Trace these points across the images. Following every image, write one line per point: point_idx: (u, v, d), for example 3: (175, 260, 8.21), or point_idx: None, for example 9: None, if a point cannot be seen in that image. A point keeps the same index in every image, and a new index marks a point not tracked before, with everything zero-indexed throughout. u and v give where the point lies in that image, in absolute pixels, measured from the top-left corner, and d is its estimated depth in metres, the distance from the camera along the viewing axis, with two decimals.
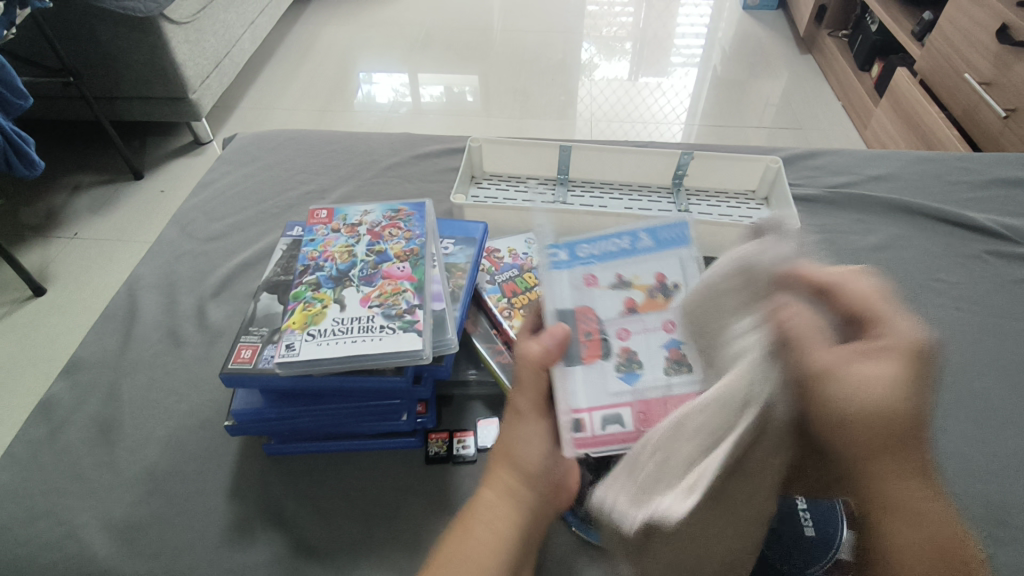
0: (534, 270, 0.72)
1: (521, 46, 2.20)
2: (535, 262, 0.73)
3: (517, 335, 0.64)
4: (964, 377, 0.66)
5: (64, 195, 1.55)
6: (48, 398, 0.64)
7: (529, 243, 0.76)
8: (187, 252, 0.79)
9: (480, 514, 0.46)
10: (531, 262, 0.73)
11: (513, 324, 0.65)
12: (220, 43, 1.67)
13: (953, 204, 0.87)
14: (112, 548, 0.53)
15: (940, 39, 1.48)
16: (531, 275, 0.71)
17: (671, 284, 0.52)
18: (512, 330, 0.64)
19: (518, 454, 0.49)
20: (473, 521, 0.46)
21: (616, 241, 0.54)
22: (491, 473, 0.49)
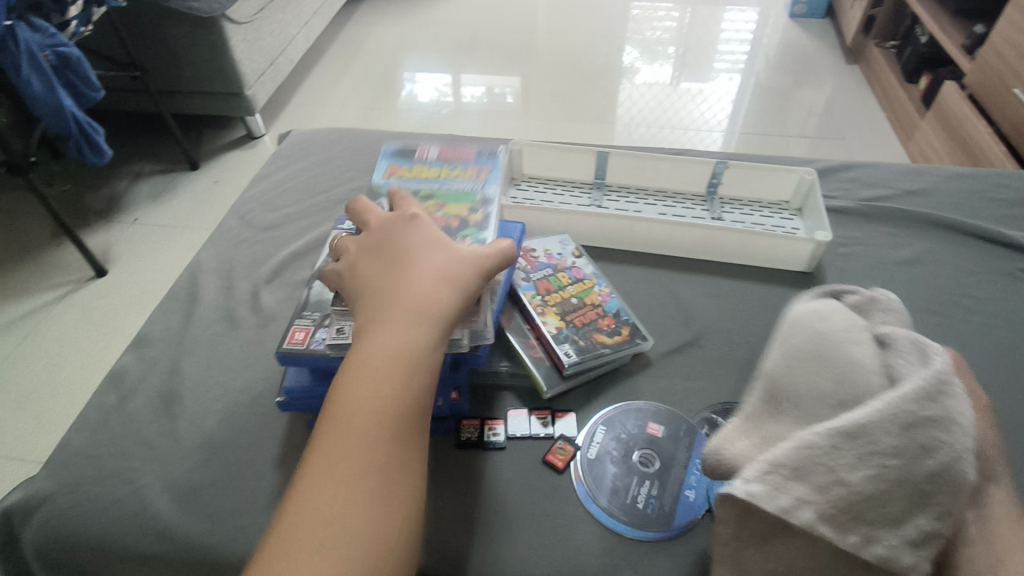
0: (568, 270, 0.76)
1: (564, 50, 2.23)
2: (569, 262, 0.77)
3: (549, 331, 0.67)
4: (990, 393, 0.67)
5: (126, 182, 1.64)
6: (118, 369, 0.70)
7: (564, 244, 0.79)
8: (244, 240, 0.84)
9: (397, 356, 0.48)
10: (565, 263, 0.76)
11: (546, 321, 0.68)
12: (275, 41, 1.75)
13: (990, 221, 0.87)
14: (172, 506, 0.58)
15: (991, 53, 1.46)
16: (564, 275, 0.75)
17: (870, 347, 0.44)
18: (545, 326, 0.68)
19: (436, 305, 0.49)
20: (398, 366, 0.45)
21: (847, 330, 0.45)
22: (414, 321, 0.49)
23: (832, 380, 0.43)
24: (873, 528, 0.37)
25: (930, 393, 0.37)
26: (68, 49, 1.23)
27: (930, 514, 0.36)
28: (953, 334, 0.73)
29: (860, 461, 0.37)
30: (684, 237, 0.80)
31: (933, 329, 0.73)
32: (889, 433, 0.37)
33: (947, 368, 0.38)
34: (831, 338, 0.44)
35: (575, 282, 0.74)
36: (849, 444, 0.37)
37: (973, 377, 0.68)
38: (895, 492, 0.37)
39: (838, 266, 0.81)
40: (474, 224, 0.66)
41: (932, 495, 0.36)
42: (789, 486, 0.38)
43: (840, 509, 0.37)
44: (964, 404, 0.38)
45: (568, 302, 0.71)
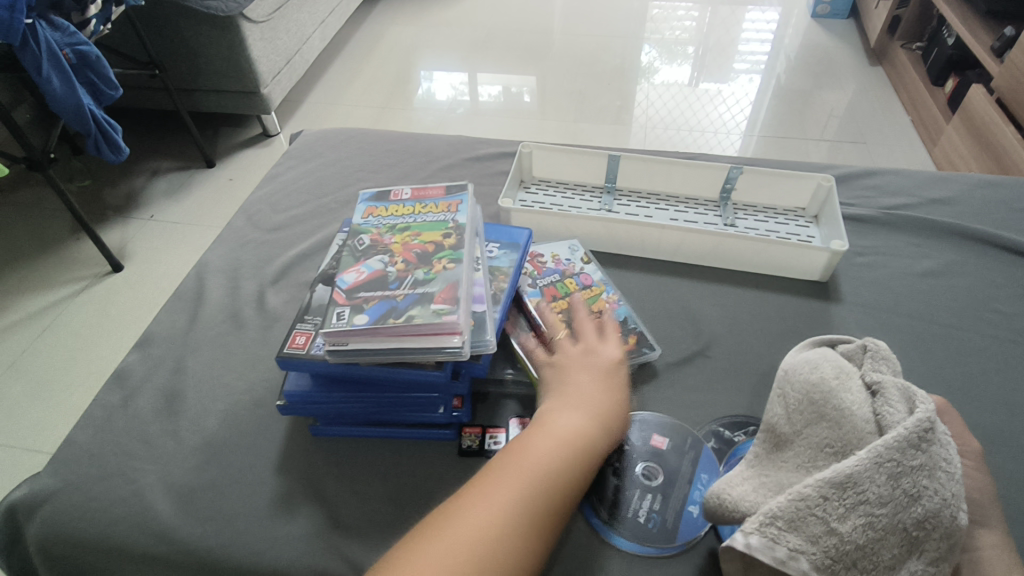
0: (575, 276, 0.74)
1: (581, 50, 2.21)
2: (577, 268, 0.76)
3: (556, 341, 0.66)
4: (1012, 413, 0.64)
5: (143, 179, 1.66)
6: (123, 368, 0.70)
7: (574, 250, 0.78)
8: (251, 240, 0.84)
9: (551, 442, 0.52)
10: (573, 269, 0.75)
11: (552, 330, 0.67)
12: (292, 40, 1.75)
13: (1017, 232, 0.84)
14: (171, 508, 0.58)
15: (1021, 56, 1.41)
16: (572, 281, 0.73)
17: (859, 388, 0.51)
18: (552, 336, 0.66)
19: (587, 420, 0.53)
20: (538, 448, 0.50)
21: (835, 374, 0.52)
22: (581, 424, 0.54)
23: (829, 429, 0.49)
24: (870, 575, 0.42)
25: (913, 444, 0.44)
26: (87, 47, 1.24)
27: (924, 560, 0.43)
28: (974, 349, 0.70)
29: (857, 512, 0.43)
30: (696, 244, 0.78)
31: (954, 345, 0.71)
32: (876, 483, 0.43)
33: (932, 418, 0.45)
34: (824, 388, 0.51)
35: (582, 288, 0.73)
36: (841, 495, 0.43)
37: (995, 396, 0.66)
38: (890, 538, 0.42)
39: (855, 277, 0.79)
40: (451, 247, 0.61)
41: (922, 540, 0.43)
42: (787, 538, 0.43)
43: (835, 559, 0.42)
44: (946, 450, 0.45)
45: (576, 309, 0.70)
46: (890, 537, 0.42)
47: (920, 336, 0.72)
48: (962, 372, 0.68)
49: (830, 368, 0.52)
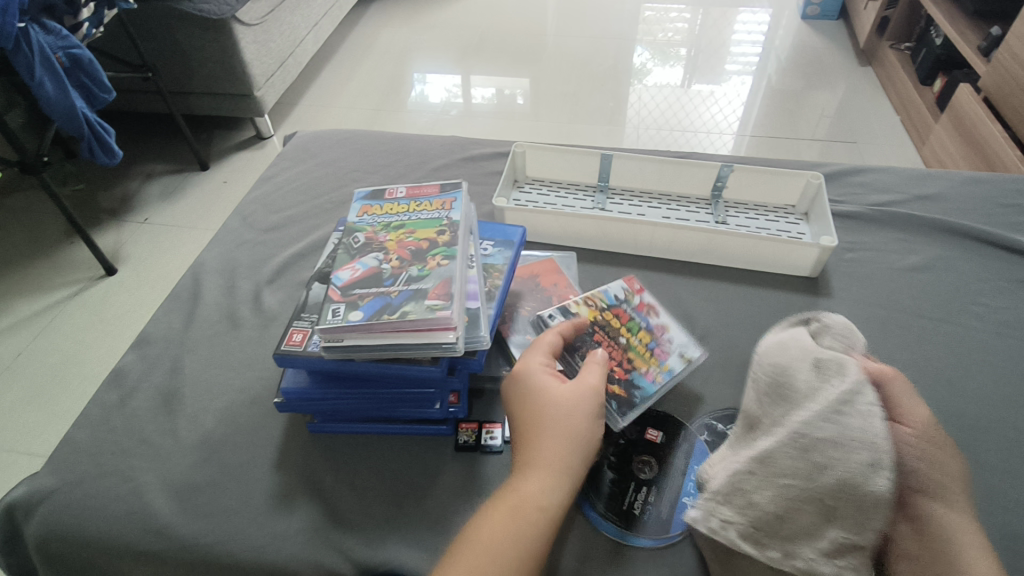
0: (655, 342, 0.68)
1: (574, 51, 2.22)
2: (670, 342, 0.69)
3: None
4: (999, 405, 0.65)
5: (137, 182, 1.66)
6: (121, 368, 0.70)
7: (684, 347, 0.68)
8: (247, 241, 0.85)
9: (530, 487, 0.51)
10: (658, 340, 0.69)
11: None
12: (285, 43, 1.76)
13: (1003, 227, 0.85)
14: (170, 505, 0.59)
15: (1007, 55, 1.43)
16: (647, 337, 0.69)
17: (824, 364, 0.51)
18: None
19: (549, 472, 0.51)
20: (499, 520, 0.49)
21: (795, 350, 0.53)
22: (552, 443, 0.53)
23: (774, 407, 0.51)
24: (791, 541, 0.46)
25: (822, 418, 0.47)
26: (80, 50, 1.24)
27: (841, 527, 0.45)
28: (962, 343, 0.71)
29: (765, 482, 0.47)
30: (688, 242, 0.79)
31: (942, 338, 0.72)
32: (787, 456, 0.47)
33: (850, 390, 0.48)
34: (783, 368, 0.52)
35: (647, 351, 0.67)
36: (759, 469, 0.48)
37: (982, 387, 0.67)
38: (805, 505, 0.46)
39: (845, 272, 0.80)
40: (445, 244, 0.62)
41: (839, 509, 0.45)
42: (718, 510, 0.49)
43: (755, 527, 0.47)
44: (870, 421, 0.46)
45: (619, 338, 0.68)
46: (801, 503, 0.46)
47: (909, 330, 0.73)
48: (950, 364, 0.69)
49: (797, 351, 0.53)
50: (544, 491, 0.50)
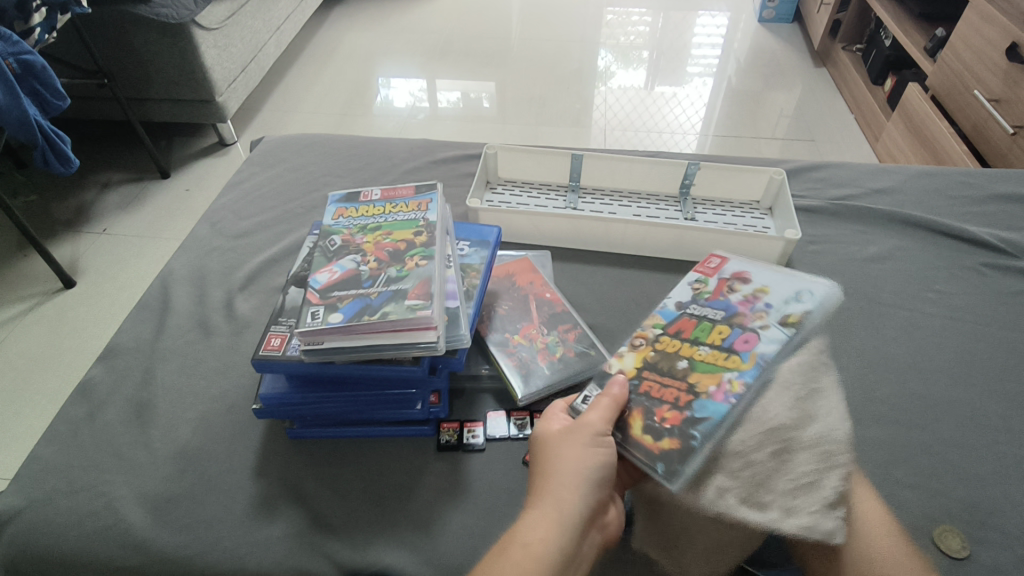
0: (735, 338, 0.63)
1: (539, 54, 2.24)
2: (754, 328, 0.63)
3: (535, 350, 0.68)
4: (956, 384, 0.69)
5: (94, 192, 1.61)
6: (88, 381, 0.68)
7: (801, 296, 0.65)
8: (216, 248, 0.83)
9: (525, 525, 0.49)
10: (751, 320, 0.64)
11: (536, 342, 0.69)
12: (246, 47, 1.73)
13: (953, 217, 0.89)
14: (146, 519, 0.57)
15: (952, 55, 1.50)
16: (721, 335, 0.63)
17: (762, 310, 0.64)
18: (532, 345, 0.68)
19: (547, 505, 0.50)
20: (498, 557, 0.48)
21: (724, 309, 0.66)
22: (552, 488, 0.51)
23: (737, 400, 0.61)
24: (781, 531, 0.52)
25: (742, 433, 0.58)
26: (32, 56, 1.20)
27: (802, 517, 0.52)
28: (919, 328, 0.75)
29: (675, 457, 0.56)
30: (659, 238, 0.81)
31: (901, 324, 0.75)
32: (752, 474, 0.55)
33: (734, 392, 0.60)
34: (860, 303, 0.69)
35: (722, 351, 0.61)
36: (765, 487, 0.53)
37: (939, 369, 0.70)
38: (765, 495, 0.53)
39: (809, 264, 0.83)
40: (422, 245, 0.62)
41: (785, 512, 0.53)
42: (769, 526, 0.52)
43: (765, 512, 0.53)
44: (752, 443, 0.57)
45: (677, 361, 0.62)
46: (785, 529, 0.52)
47: (870, 317, 0.76)
48: (910, 349, 0.72)
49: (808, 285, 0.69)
50: (539, 529, 0.48)
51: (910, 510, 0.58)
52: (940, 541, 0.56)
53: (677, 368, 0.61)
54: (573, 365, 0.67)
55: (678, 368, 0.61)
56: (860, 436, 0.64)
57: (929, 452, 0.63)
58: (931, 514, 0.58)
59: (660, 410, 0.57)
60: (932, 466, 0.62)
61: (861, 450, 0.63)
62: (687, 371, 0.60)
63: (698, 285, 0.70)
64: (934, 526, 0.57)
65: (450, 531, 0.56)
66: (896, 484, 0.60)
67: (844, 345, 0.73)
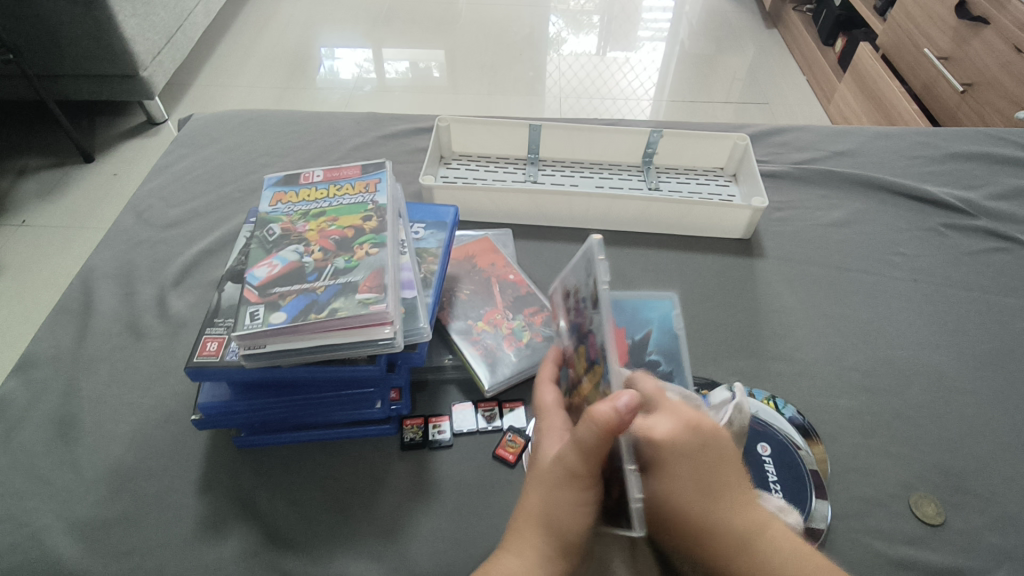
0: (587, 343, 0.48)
1: (488, 20, 2.15)
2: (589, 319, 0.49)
3: (501, 336, 0.64)
4: (924, 348, 0.68)
5: (10, 179, 1.47)
6: (1, 396, 0.61)
7: (590, 268, 0.49)
8: (144, 240, 0.76)
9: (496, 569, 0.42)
10: (587, 322, 0.49)
11: (501, 329, 0.65)
12: (171, 16, 1.59)
13: (913, 178, 0.89)
14: (77, 548, 0.51)
15: (901, 13, 1.50)
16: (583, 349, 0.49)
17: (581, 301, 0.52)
18: (497, 331, 0.64)
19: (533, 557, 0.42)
20: None
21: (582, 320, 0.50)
22: (518, 528, 0.44)
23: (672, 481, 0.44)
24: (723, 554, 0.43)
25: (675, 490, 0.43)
26: None
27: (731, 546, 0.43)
28: (885, 292, 0.74)
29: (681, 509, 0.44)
30: (624, 211, 0.78)
31: (868, 290, 0.74)
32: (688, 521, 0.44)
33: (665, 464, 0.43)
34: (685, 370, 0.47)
35: (590, 368, 0.47)
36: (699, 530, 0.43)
37: (906, 333, 0.70)
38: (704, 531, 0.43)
39: (775, 232, 0.81)
40: (371, 232, 0.57)
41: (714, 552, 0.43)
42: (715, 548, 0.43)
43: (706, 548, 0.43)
44: None
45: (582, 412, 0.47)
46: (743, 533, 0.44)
47: (837, 284, 0.75)
48: (878, 315, 0.72)
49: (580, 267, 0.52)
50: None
51: (887, 480, 0.58)
52: (916, 509, 0.55)
53: (584, 408, 0.46)
54: (541, 350, 0.63)
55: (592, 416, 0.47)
56: (835, 406, 0.63)
57: (901, 419, 0.62)
58: (906, 482, 0.58)
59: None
60: (904, 432, 0.61)
61: (836, 420, 0.62)
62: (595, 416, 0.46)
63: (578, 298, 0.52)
64: (910, 494, 0.57)
65: (419, 537, 0.52)
66: (871, 453, 0.60)
67: (814, 313, 0.72)
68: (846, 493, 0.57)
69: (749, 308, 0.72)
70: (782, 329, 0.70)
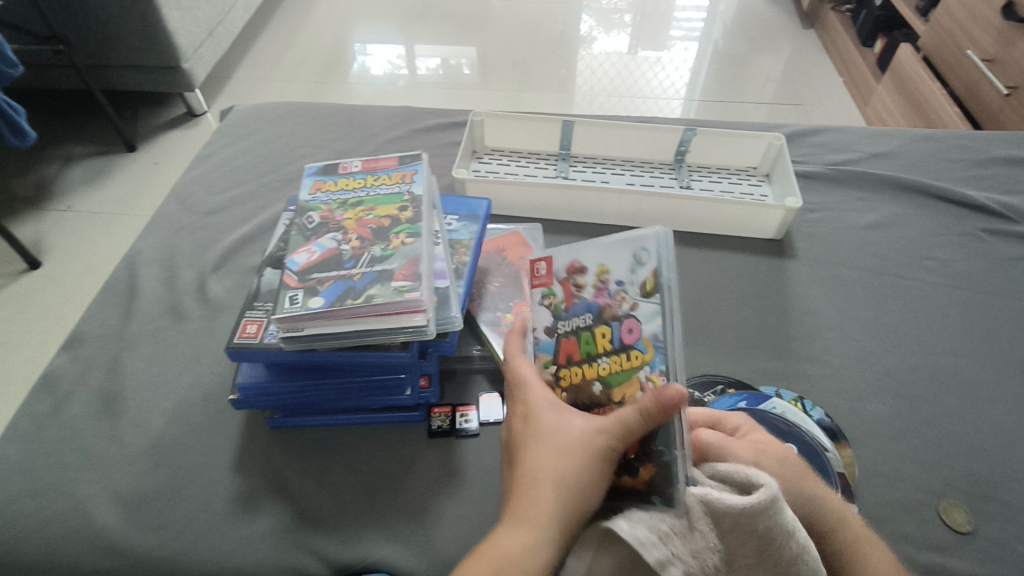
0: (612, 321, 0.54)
1: (520, 17, 2.16)
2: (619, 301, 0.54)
3: None
4: (958, 354, 0.67)
5: (56, 166, 1.53)
6: (51, 371, 0.64)
7: (638, 257, 0.55)
8: (185, 226, 0.78)
9: (509, 536, 0.41)
10: (617, 307, 0.54)
11: None
12: (212, 10, 1.63)
13: (952, 182, 0.87)
14: (118, 518, 0.54)
15: (945, 14, 1.47)
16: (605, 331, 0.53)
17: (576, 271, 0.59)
18: None
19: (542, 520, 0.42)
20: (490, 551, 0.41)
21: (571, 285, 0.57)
22: (530, 491, 0.43)
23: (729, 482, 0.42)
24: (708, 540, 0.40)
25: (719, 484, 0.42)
26: None
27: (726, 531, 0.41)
28: (920, 297, 0.73)
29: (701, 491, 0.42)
30: (655, 208, 0.78)
31: (902, 294, 0.73)
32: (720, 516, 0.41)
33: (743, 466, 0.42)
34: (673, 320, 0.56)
35: (618, 353, 0.51)
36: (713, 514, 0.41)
37: (940, 339, 0.69)
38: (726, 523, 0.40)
39: (808, 233, 0.80)
40: (406, 222, 0.58)
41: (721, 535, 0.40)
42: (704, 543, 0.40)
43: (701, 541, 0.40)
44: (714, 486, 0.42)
45: (588, 387, 0.51)
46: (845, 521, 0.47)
47: (870, 287, 0.74)
48: (912, 319, 0.70)
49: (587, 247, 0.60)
50: (534, 545, 0.41)
51: (916, 485, 0.57)
52: (945, 516, 0.55)
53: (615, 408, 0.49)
54: None
55: (595, 394, 0.51)
56: (864, 410, 0.62)
57: (932, 424, 0.61)
58: (935, 488, 0.57)
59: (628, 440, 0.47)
60: (935, 438, 0.60)
61: (864, 424, 0.61)
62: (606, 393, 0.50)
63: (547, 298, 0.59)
64: (939, 500, 0.56)
65: (445, 521, 0.53)
66: (899, 457, 0.59)
67: (846, 316, 0.71)
68: (873, 497, 0.56)
69: (779, 309, 0.72)
70: (812, 331, 0.69)
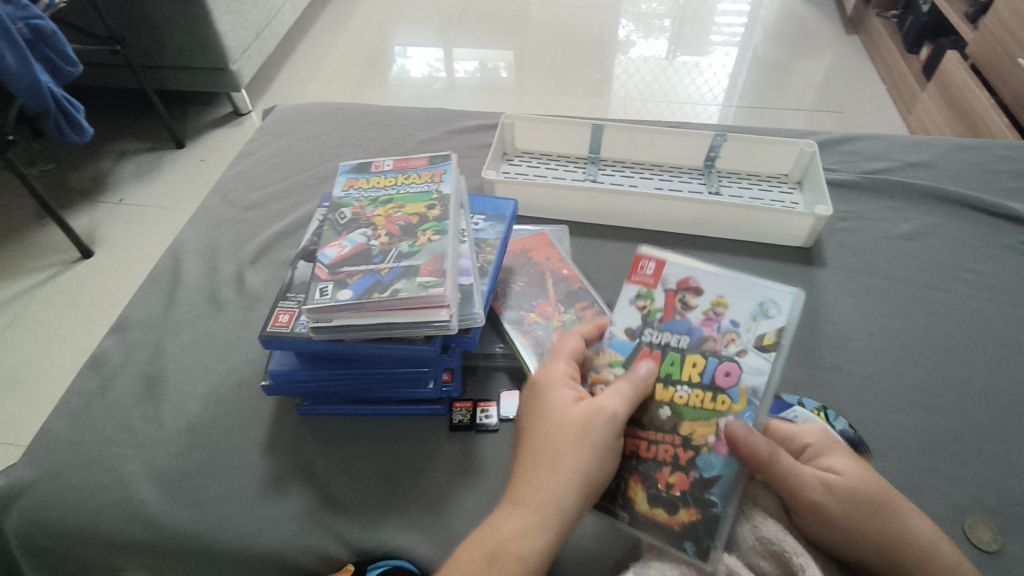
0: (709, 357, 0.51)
1: (558, 22, 2.17)
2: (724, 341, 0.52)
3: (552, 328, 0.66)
4: (992, 369, 0.66)
5: (110, 161, 1.60)
6: (99, 353, 0.68)
7: (766, 310, 0.52)
8: (227, 220, 0.82)
9: (508, 525, 0.43)
10: (722, 345, 0.52)
11: (554, 321, 0.66)
12: (260, 14, 1.69)
13: (993, 193, 0.85)
14: (156, 494, 0.57)
15: (995, 21, 1.42)
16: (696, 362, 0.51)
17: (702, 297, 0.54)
18: (549, 323, 0.66)
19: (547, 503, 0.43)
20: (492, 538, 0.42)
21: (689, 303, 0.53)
22: (531, 475, 0.45)
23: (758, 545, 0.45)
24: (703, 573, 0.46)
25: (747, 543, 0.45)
26: (43, 22, 1.12)
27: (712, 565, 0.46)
28: (954, 309, 0.71)
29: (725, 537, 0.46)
30: (682, 213, 0.78)
31: (935, 306, 0.72)
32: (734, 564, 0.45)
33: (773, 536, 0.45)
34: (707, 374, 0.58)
35: (704, 390, 0.50)
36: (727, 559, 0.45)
37: (973, 353, 0.67)
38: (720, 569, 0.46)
39: (838, 242, 0.79)
40: (434, 220, 0.60)
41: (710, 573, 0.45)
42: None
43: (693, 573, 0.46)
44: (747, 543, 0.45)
45: (656, 410, 0.50)
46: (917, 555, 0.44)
47: (901, 298, 0.73)
48: (944, 332, 0.69)
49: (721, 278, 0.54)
50: (537, 527, 0.42)
51: (940, 500, 0.56)
52: (970, 533, 0.54)
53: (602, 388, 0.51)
54: None
55: (660, 419, 0.50)
56: (889, 422, 0.61)
57: (960, 439, 0.60)
58: (961, 504, 0.56)
59: (662, 474, 0.48)
60: (962, 454, 0.59)
61: (888, 436, 0.60)
62: (673, 421, 0.49)
63: (642, 304, 0.55)
64: (964, 516, 0.55)
65: (463, 512, 0.55)
66: (924, 471, 0.58)
67: (875, 327, 0.70)
68: None
69: (805, 317, 0.71)
70: (839, 340, 0.69)
